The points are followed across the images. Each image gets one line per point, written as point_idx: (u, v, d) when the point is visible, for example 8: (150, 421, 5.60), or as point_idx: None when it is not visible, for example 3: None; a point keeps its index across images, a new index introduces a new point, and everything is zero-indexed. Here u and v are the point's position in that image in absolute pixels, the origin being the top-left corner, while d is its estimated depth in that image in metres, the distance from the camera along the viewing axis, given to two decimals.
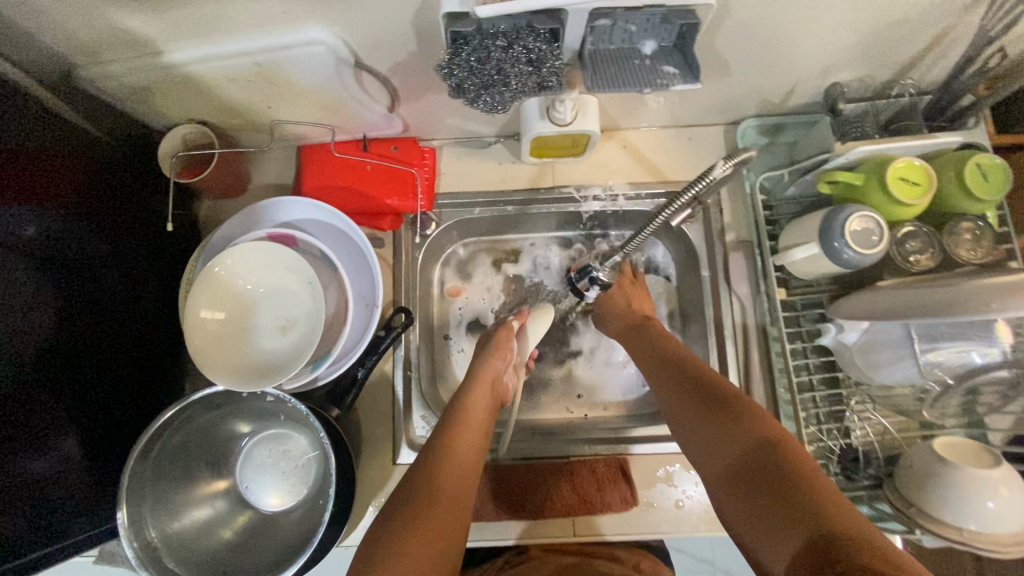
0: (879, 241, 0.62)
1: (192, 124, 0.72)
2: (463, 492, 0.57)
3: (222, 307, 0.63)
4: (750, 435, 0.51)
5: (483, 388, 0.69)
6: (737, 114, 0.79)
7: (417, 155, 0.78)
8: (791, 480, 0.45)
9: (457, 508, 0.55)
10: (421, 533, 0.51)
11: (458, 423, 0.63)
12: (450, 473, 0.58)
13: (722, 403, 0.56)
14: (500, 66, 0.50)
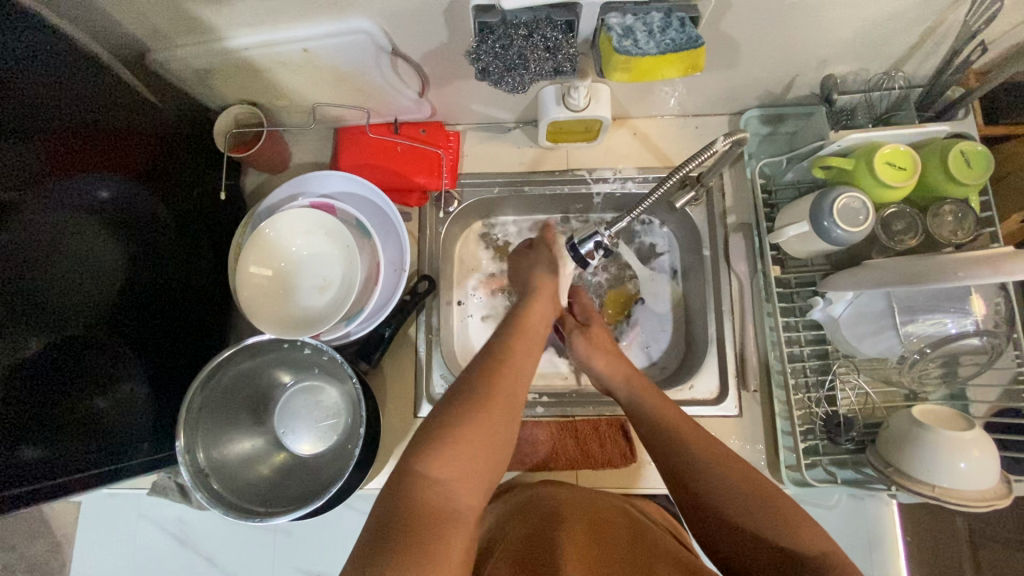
0: (865, 220, 0.67)
1: (243, 105, 0.80)
2: (509, 403, 0.61)
3: (269, 264, 0.71)
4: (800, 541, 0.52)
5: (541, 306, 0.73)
6: (742, 105, 0.85)
7: (442, 137, 0.86)
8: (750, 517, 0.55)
9: (506, 413, 0.60)
10: (466, 440, 0.56)
11: (516, 338, 0.68)
12: (506, 372, 0.63)
13: (782, 517, 0.54)
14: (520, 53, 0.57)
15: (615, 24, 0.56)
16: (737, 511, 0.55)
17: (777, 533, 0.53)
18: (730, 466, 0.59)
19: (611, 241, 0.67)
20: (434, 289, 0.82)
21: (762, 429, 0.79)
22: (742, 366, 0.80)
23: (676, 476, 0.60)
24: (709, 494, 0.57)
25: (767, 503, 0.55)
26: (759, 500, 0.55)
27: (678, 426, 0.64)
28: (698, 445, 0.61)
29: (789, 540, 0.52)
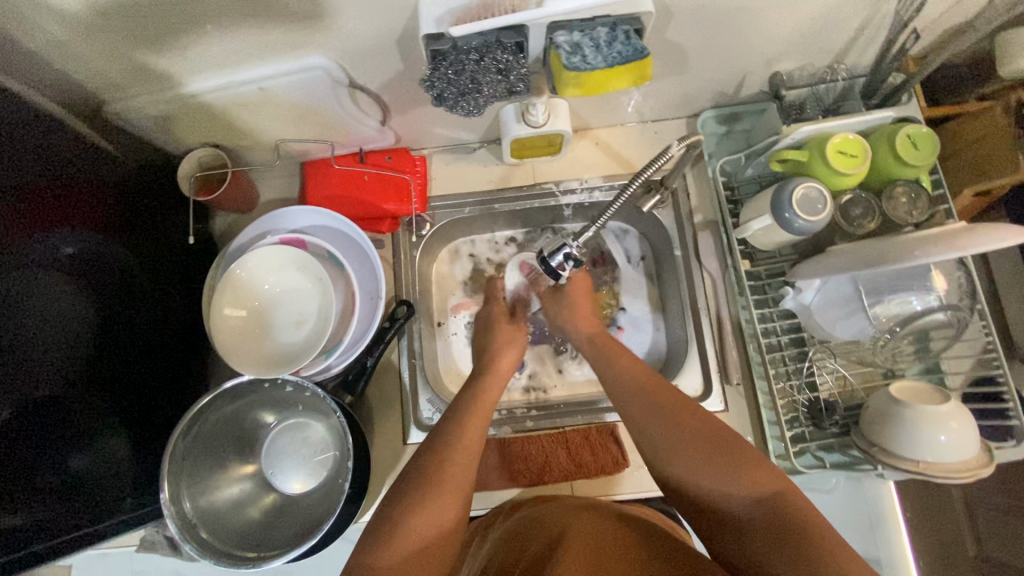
0: (824, 208, 0.69)
1: (206, 148, 0.80)
2: (460, 487, 0.60)
3: (244, 304, 0.71)
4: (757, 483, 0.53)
5: (510, 353, 0.78)
6: (698, 106, 0.87)
7: (409, 162, 0.86)
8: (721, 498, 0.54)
9: (456, 500, 0.59)
10: (415, 518, 0.56)
11: (468, 409, 0.68)
12: (456, 447, 0.62)
13: (740, 457, 0.55)
14: (472, 77, 0.58)
15: (563, 42, 0.58)
16: (724, 490, 0.54)
17: (736, 489, 0.53)
18: (686, 431, 0.58)
19: (579, 251, 0.67)
20: (413, 313, 0.81)
21: (750, 422, 0.80)
22: (723, 361, 0.82)
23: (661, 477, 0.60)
24: (670, 446, 0.58)
25: (725, 446, 0.56)
26: (717, 447, 0.56)
27: (648, 389, 0.64)
28: (659, 406, 0.62)
29: (749, 488, 0.53)
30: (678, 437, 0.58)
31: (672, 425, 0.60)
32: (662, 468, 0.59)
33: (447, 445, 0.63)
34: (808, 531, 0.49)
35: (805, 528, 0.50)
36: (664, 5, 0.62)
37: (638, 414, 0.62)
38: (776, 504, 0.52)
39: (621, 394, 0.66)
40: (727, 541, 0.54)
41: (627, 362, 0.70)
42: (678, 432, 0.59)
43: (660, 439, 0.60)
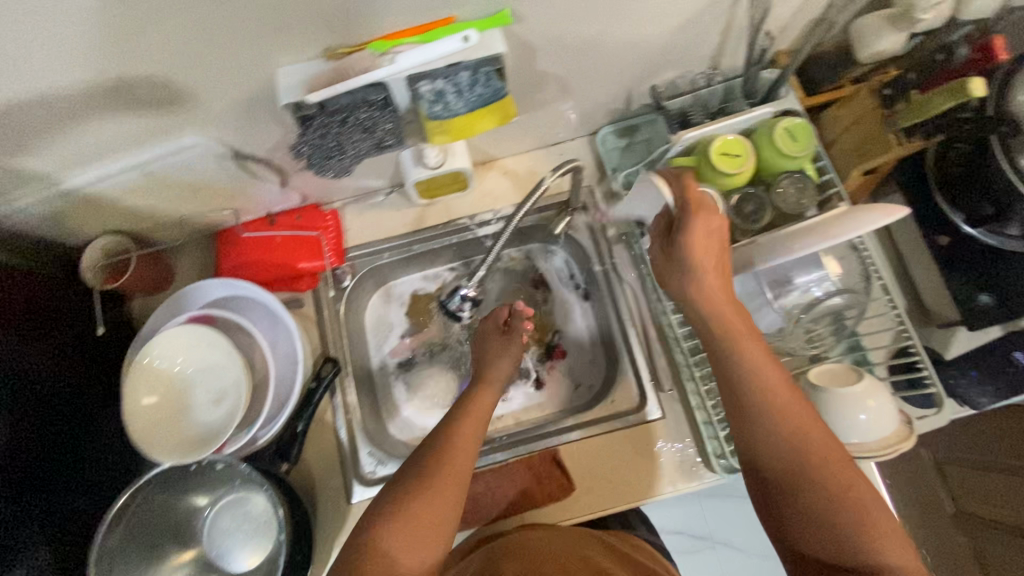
0: (715, 210, 0.70)
1: (108, 235, 0.79)
2: (461, 473, 0.61)
3: (156, 390, 0.70)
4: (877, 544, 0.54)
5: (505, 362, 0.74)
6: (595, 124, 0.89)
7: (319, 218, 0.86)
8: (828, 519, 0.55)
9: (455, 490, 0.60)
10: (416, 503, 0.58)
11: (460, 411, 0.67)
12: (458, 446, 0.62)
13: (858, 515, 0.54)
14: (338, 139, 0.60)
15: (426, 91, 0.59)
16: (841, 511, 0.55)
17: (842, 510, 0.55)
18: (817, 445, 0.57)
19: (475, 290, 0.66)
20: (338, 369, 0.80)
21: (687, 425, 0.81)
22: (653, 370, 0.83)
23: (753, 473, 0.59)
24: (796, 487, 0.56)
25: (857, 505, 0.54)
26: (846, 503, 0.55)
27: (780, 406, 0.57)
28: (792, 439, 0.57)
29: (861, 552, 0.54)
30: (815, 485, 0.55)
31: (800, 425, 0.57)
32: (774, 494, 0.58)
33: (438, 433, 0.64)
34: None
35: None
36: (525, 40, 0.64)
37: (776, 446, 0.57)
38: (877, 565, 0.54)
39: (730, 372, 0.59)
40: (819, 548, 0.56)
41: (747, 334, 0.59)
42: (810, 483, 0.56)
43: (766, 437, 0.58)
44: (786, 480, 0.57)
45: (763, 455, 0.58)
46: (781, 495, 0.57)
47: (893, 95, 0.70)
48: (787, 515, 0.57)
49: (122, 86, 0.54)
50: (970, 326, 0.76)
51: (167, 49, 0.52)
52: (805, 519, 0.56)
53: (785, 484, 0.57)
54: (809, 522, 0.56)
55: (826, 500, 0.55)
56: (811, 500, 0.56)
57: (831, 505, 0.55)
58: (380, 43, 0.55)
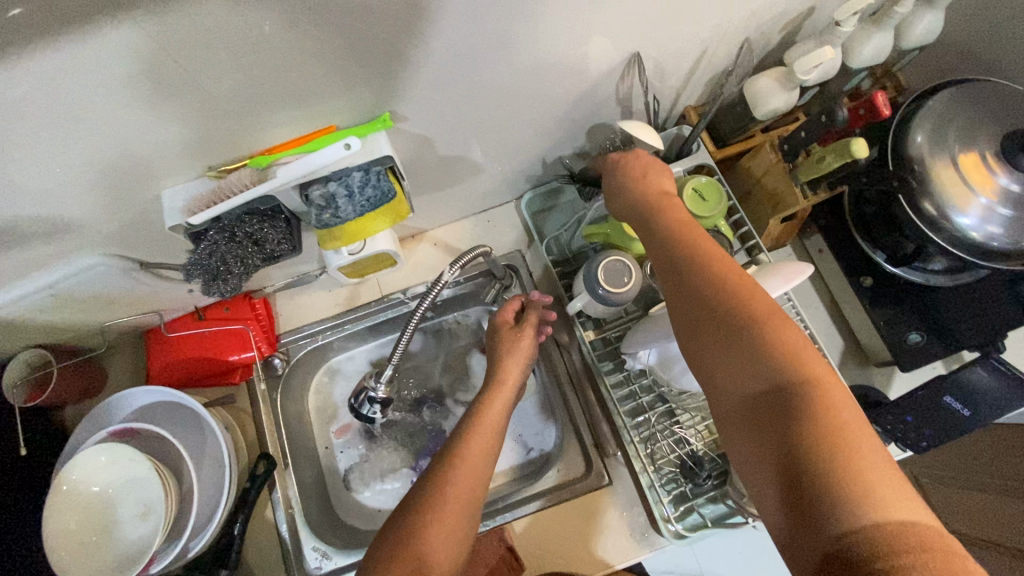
0: (630, 278, 0.70)
1: (31, 350, 0.77)
2: (469, 504, 0.57)
3: (72, 517, 0.67)
4: (792, 373, 0.42)
5: (516, 360, 0.70)
6: (518, 190, 0.89)
7: (248, 308, 0.86)
8: (756, 369, 0.44)
9: (461, 520, 0.55)
10: (426, 535, 0.53)
11: (466, 432, 0.62)
12: (461, 472, 0.58)
13: (778, 341, 0.43)
14: (224, 259, 0.61)
15: (318, 195, 0.59)
16: (759, 361, 0.44)
17: (761, 362, 0.43)
18: (751, 295, 0.46)
19: (385, 391, 0.74)
20: (273, 465, 0.80)
21: (636, 490, 0.79)
22: (596, 434, 0.81)
23: (689, 338, 0.49)
24: (699, 329, 0.47)
25: (771, 334, 0.44)
26: (755, 338, 0.44)
27: (688, 263, 0.50)
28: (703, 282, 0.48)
29: (771, 372, 0.43)
30: (724, 323, 0.46)
31: (729, 280, 0.47)
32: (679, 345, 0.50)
33: (444, 462, 0.60)
34: (850, 465, 0.37)
35: (848, 458, 0.38)
36: (418, 131, 0.65)
37: (687, 287, 0.49)
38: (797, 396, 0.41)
39: (658, 239, 0.54)
40: (757, 419, 0.43)
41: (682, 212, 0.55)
42: (717, 325, 0.46)
43: (695, 290, 0.48)
44: (712, 334, 0.47)
45: (691, 308, 0.48)
46: (703, 355, 0.47)
47: (791, 150, 0.70)
48: (723, 384, 0.46)
49: (6, 228, 0.54)
50: (904, 366, 0.75)
51: (43, 192, 0.52)
52: (734, 384, 0.45)
53: (709, 340, 0.47)
54: (733, 384, 0.45)
55: (752, 350, 0.44)
56: (740, 352, 0.45)
57: (762, 356, 0.43)
58: (259, 160, 0.56)
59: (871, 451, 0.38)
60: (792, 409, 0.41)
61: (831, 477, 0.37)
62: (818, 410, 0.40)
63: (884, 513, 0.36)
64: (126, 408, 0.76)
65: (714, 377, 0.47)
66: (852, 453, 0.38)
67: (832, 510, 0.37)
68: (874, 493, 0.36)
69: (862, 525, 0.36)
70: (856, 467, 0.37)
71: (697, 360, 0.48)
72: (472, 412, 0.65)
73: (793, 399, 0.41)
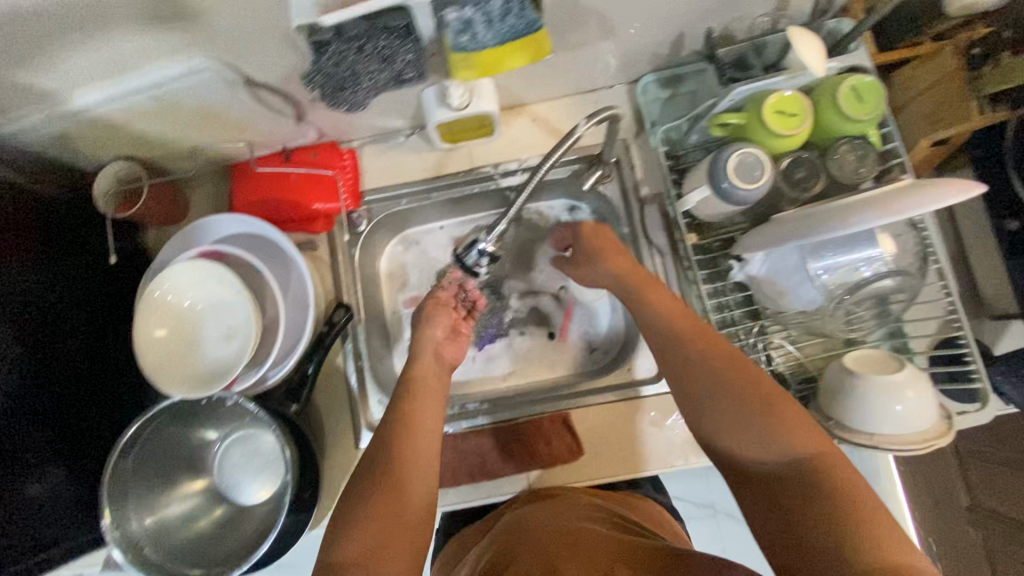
0: (762, 173, 0.64)
1: (119, 161, 0.76)
2: (424, 471, 0.59)
3: (164, 324, 0.69)
4: (789, 450, 0.50)
5: (424, 338, 0.72)
6: (636, 71, 0.81)
7: (335, 157, 0.82)
8: (768, 446, 0.51)
9: (418, 485, 0.58)
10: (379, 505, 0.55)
11: (411, 400, 0.64)
12: (414, 441, 0.60)
13: (778, 424, 0.51)
14: (354, 68, 0.56)
15: (454, 19, 0.53)
16: (755, 439, 0.52)
17: (754, 441, 0.52)
18: (751, 376, 0.55)
19: (494, 246, 0.68)
20: (351, 316, 0.79)
21: None
22: None
23: (701, 433, 0.57)
24: (725, 401, 0.54)
25: (767, 412, 0.52)
26: (768, 416, 0.52)
27: (691, 333, 0.60)
28: (708, 355, 0.57)
29: (764, 454, 0.51)
30: (736, 407, 0.54)
31: (736, 364, 0.56)
32: (696, 432, 0.58)
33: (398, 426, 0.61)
34: (862, 517, 0.45)
35: (861, 517, 0.45)
36: None
37: (699, 393, 0.56)
38: (806, 468, 0.49)
39: (664, 314, 0.63)
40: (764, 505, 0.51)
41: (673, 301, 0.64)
42: (727, 412, 0.54)
43: (709, 372, 0.56)
44: (732, 427, 0.54)
45: (706, 402, 0.56)
46: (718, 444, 0.55)
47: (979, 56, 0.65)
48: (741, 478, 0.54)
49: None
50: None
51: None
52: (751, 459, 0.53)
53: (725, 426, 0.54)
54: (752, 459, 0.53)
55: (758, 425, 0.52)
56: (760, 426, 0.52)
57: (773, 427, 0.51)
58: None
59: (867, 496, 0.47)
60: (807, 480, 0.48)
61: (849, 538, 0.45)
62: (836, 471, 0.48)
63: (881, 556, 0.43)
64: (218, 232, 0.76)
65: (736, 459, 0.54)
66: (859, 510, 0.46)
67: (837, 560, 0.44)
68: (878, 543, 0.44)
69: (879, 561, 0.43)
70: (858, 509, 0.46)
71: (732, 466, 0.55)
72: (407, 384, 0.67)
73: (802, 477, 0.49)
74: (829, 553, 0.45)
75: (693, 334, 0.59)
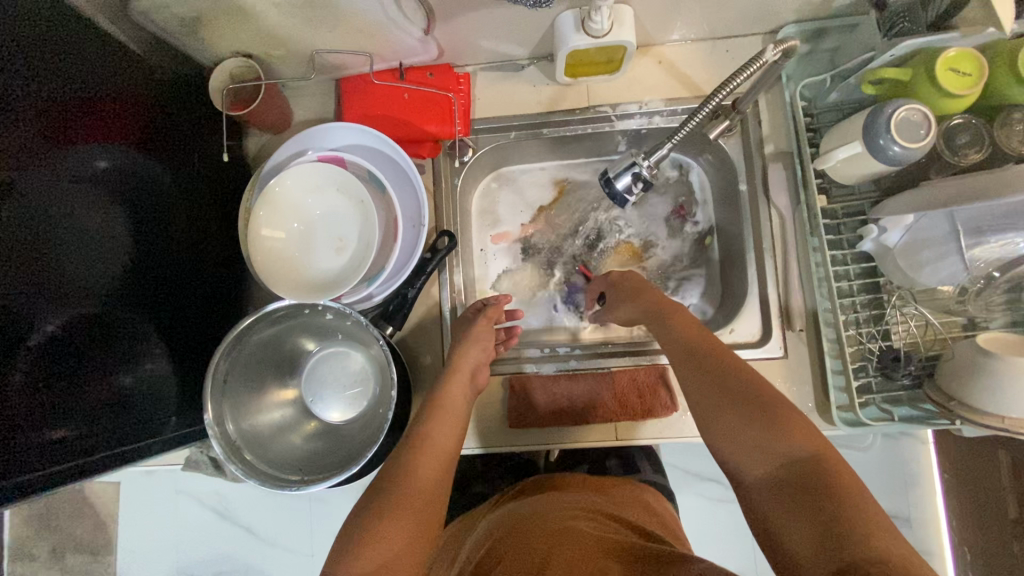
0: (926, 134, 0.61)
1: (237, 57, 0.74)
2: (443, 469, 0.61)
3: (282, 226, 0.68)
4: (802, 454, 0.47)
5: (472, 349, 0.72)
6: (778, 20, 0.76)
7: (452, 80, 0.79)
8: (781, 449, 0.48)
9: (440, 479, 0.60)
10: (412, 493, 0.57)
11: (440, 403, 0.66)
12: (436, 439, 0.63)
13: (792, 429, 0.49)
14: None
15: None
16: (766, 445, 0.49)
17: (762, 446, 0.49)
18: (757, 385, 0.53)
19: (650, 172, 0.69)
20: (455, 244, 0.77)
21: (812, 370, 0.75)
22: (787, 307, 0.76)
23: (712, 438, 0.53)
24: (735, 409, 0.52)
25: (773, 417, 0.50)
26: (784, 420, 0.49)
27: (707, 343, 0.59)
28: (728, 357, 0.56)
29: (783, 451, 0.48)
30: (750, 412, 0.51)
31: (748, 372, 0.54)
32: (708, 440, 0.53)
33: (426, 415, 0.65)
34: (852, 527, 0.41)
35: (854, 525, 0.41)
36: None
37: (710, 395, 0.54)
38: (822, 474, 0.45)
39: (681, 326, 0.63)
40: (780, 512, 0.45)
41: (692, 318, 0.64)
42: (739, 416, 0.51)
43: (711, 381, 0.55)
44: (739, 432, 0.51)
45: (715, 408, 0.53)
46: (731, 447, 0.51)
47: None
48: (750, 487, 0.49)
49: None
50: None
51: None
52: (756, 465, 0.49)
53: (736, 433, 0.51)
54: (758, 464, 0.48)
55: (764, 430, 0.49)
56: (765, 430, 0.49)
57: (784, 433, 0.48)
58: None
59: (869, 508, 0.43)
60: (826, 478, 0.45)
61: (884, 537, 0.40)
62: (820, 480, 0.45)
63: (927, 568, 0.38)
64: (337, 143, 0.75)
65: (741, 470, 0.50)
66: (858, 516, 0.42)
67: (883, 556, 0.39)
68: (894, 549, 0.39)
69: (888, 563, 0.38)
70: (856, 516, 0.42)
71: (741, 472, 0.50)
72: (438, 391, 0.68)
73: (808, 484, 0.45)
74: (869, 555, 0.39)
75: (703, 342, 0.59)
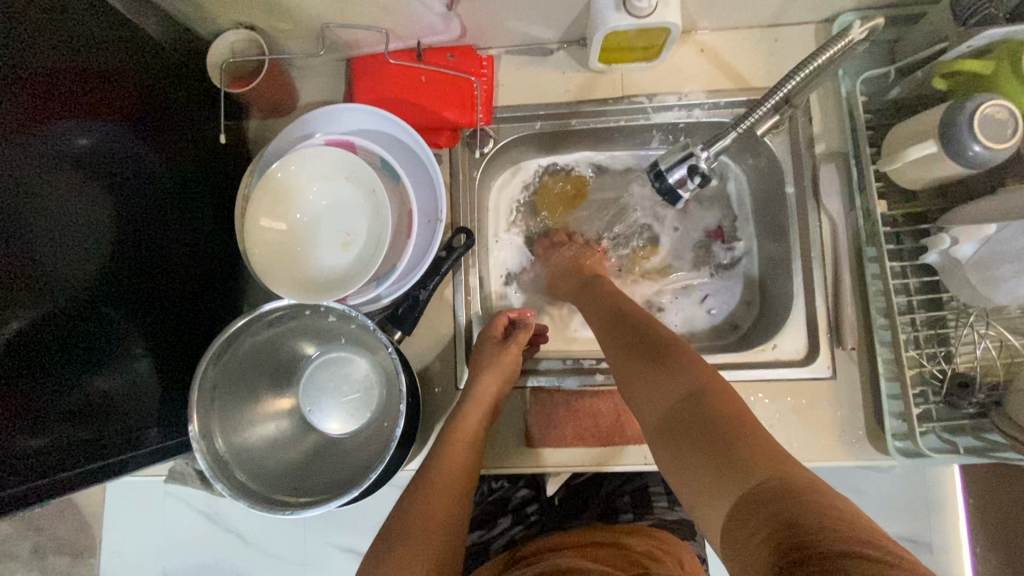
0: (1014, 133, 0.53)
1: (241, 30, 0.68)
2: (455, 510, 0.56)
3: (283, 216, 0.61)
4: (707, 403, 0.44)
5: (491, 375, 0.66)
6: (836, 7, 0.69)
7: (474, 63, 0.72)
8: (689, 400, 0.45)
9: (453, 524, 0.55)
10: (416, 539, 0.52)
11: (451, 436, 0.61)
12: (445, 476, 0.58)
13: (698, 381, 0.46)
14: None
15: None
16: (672, 397, 0.46)
17: (669, 400, 0.47)
18: (674, 346, 0.51)
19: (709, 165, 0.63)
20: (473, 242, 0.70)
21: (862, 392, 0.68)
22: (836, 322, 0.69)
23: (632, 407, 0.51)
24: (649, 370, 0.50)
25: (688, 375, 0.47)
26: (694, 374, 0.47)
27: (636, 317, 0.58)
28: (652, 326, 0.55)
29: (690, 402, 0.45)
30: (662, 370, 0.49)
31: (667, 337, 0.53)
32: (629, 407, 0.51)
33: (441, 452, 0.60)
34: (755, 468, 0.38)
35: (755, 465, 0.38)
36: None
37: (629, 362, 0.53)
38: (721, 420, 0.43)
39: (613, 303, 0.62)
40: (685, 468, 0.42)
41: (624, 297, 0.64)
42: (651, 375, 0.49)
43: (628, 351, 0.54)
44: (653, 392, 0.49)
45: (633, 376, 0.51)
46: (648, 412, 0.49)
47: None
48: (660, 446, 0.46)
49: None
50: None
51: None
52: (667, 420, 0.46)
53: (648, 395, 0.49)
54: (668, 419, 0.46)
55: (674, 384, 0.47)
56: (676, 385, 0.47)
57: (691, 386, 0.46)
58: None
59: (773, 451, 0.39)
60: (727, 424, 0.42)
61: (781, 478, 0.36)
62: (723, 423, 0.42)
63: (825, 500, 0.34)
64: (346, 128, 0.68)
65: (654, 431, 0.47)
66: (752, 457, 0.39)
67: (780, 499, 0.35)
68: (794, 490, 0.35)
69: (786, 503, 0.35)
70: (755, 457, 0.39)
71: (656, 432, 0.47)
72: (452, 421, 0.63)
73: (711, 430, 0.42)
74: (765, 501, 0.36)
75: (630, 317, 0.58)
